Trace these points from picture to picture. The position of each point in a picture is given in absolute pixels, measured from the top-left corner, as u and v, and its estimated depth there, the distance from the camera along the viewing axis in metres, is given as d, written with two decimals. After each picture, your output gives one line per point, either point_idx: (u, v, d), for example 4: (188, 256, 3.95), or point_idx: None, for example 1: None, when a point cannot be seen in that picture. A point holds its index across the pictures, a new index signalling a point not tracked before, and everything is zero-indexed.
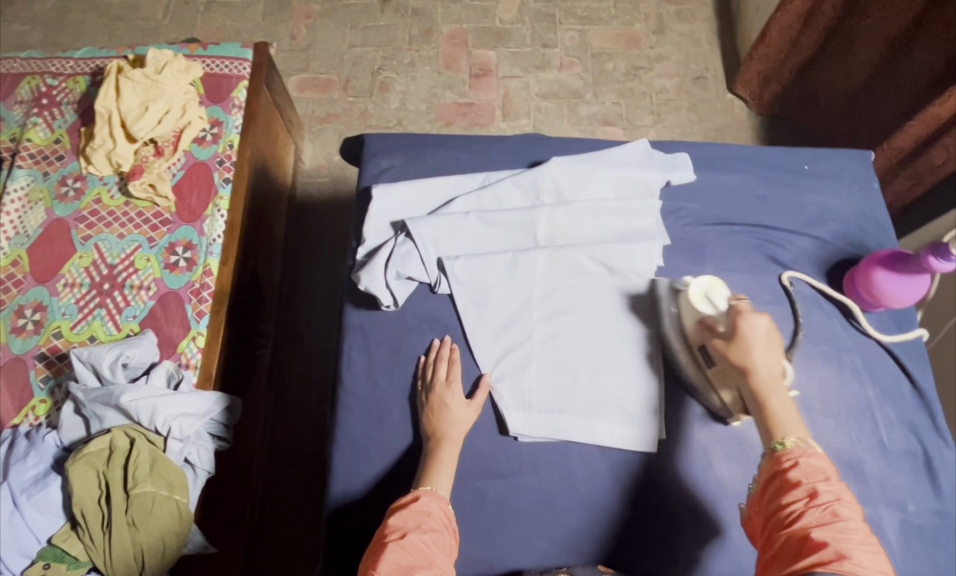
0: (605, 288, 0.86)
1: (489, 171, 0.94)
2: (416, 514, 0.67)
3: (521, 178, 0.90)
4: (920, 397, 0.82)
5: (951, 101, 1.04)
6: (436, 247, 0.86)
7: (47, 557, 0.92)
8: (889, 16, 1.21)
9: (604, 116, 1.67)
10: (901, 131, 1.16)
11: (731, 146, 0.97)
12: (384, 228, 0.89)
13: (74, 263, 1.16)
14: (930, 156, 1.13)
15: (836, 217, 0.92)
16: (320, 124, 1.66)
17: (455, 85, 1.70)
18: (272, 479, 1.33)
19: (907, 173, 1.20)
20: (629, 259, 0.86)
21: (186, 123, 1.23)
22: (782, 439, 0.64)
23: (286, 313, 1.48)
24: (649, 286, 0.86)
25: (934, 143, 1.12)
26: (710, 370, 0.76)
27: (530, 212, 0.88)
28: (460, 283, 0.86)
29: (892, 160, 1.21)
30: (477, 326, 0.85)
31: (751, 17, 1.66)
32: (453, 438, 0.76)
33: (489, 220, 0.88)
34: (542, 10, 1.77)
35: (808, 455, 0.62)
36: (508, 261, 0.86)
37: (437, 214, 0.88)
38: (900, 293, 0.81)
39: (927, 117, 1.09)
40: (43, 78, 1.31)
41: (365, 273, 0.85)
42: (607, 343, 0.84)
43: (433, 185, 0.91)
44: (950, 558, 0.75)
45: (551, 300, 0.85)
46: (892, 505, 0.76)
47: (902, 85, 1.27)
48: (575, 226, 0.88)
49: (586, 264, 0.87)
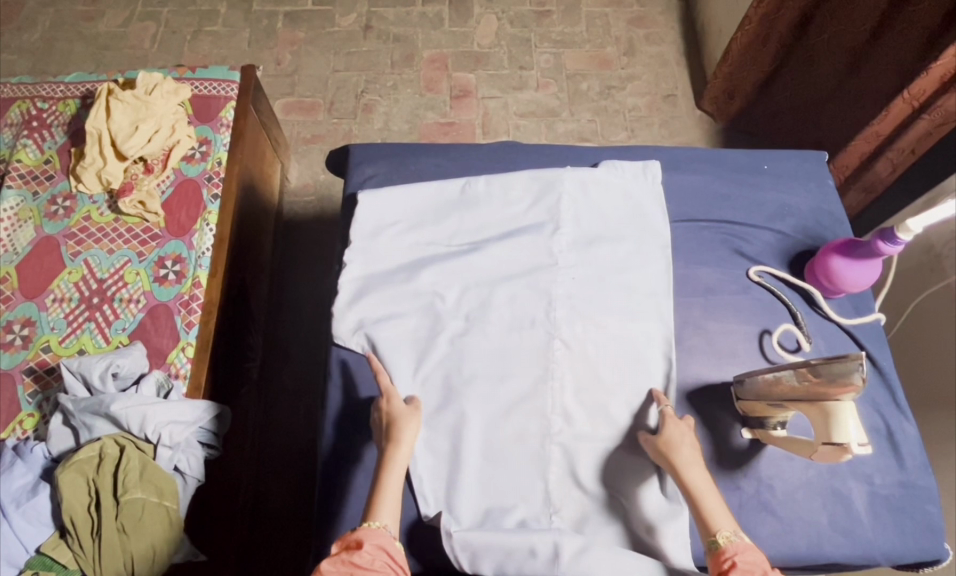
0: (588, 391, 0.88)
1: (488, 242, 0.95)
2: (359, 564, 0.65)
3: (533, 281, 0.92)
4: (881, 376, 0.90)
5: (887, 118, 1.17)
6: (432, 343, 0.89)
7: (36, 566, 0.93)
8: (844, 32, 1.28)
9: (580, 132, 1.74)
10: (847, 149, 1.28)
11: (695, 151, 1.06)
12: (371, 232, 0.96)
13: (64, 279, 1.17)
14: (878, 168, 1.25)
15: (795, 212, 1.01)
16: (305, 145, 1.71)
17: (436, 106, 1.76)
18: (262, 492, 1.34)
19: (857, 186, 1.32)
20: (636, 374, 0.88)
21: (175, 141, 1.26)
22: (716, 535, 0.68)
23: (274, 323, 1.50)
24: (619, 296, 0.92)
25: (878, 157, 1.24)
26: (781, 408, 0.78)
27: (527, 342, 0.89)
28: (439, 397, 0.87)
29: (842, 175, 1.33)
30: (443, 391, 0.87)
31: (714, 38, 1.75)
32: (404, 448, 0.78)
33: (485, 340, 0.89)
34: (518, 35, 1.86)
35: (741, 551, 0.65)
36: (501, 397, 0.87)
37: (438, 306, 0.91)
38: (857, 278, 0.89)
39: (869, 134, 1.22)
40: (34, 102, 1.34)
41: (338, 327, 0.91)
42: (600, 495, 0.84)
43: (434, 255, 0.95)
44: (914, 526, 0.83)
45: (520, 344, 0.89)
46: (860, 478, 0.85)
47: (861, 96, 1.30)
48: (584, 375, 0.88)
49: (591, 403, 0.87)
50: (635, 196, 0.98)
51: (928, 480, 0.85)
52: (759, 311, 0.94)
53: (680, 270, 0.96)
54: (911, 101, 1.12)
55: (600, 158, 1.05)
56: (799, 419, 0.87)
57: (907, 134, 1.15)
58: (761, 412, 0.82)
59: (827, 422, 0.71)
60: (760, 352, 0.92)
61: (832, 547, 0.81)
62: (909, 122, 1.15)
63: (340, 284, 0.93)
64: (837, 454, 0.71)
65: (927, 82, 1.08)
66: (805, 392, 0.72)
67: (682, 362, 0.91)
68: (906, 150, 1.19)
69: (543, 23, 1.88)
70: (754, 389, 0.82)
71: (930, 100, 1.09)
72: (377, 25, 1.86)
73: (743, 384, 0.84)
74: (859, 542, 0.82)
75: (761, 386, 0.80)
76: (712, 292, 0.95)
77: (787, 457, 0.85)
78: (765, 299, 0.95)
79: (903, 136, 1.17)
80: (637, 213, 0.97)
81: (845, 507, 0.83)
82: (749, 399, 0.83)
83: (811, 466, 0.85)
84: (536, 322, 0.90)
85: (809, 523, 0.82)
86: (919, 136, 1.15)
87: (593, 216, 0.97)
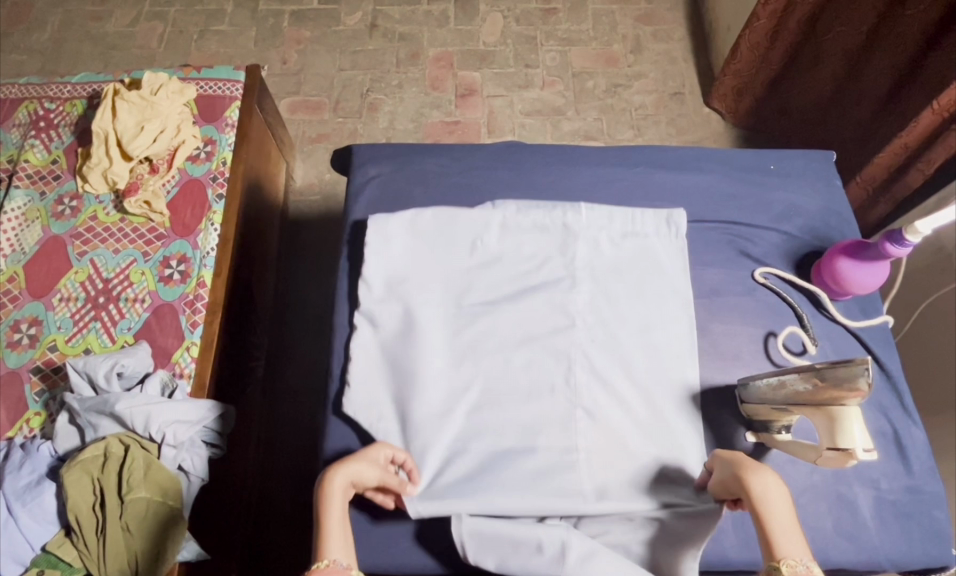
0: (600, 394, 0.87)
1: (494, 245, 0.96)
2: None
3: (551, 344, 0.89)
4: (888, 380, 0.89)
5: (915, 129, 1.13)
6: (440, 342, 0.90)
7: (41, 564, 0.93)
8: (847, 32, 1.28)
9: (585, 131, 1.73)
10: (872, 162, 1.24)
11: (701, 150, 1.05)
12: (380, 293, 0.93)
13: (70, 278, 1.18)
14: (907, 180, 1.20)
15: (802, 213, 1.00)
16: (311, 144, 1.71)
17: (441, 105, 1.76)
18: (267, 491, 1.35)
19: (885, 201, 1.26)
20: (657, 440, 0.85)
21: (180, 141, 1.27)
22: (779, 562, 0.62)
23: (279, 322, 1.50)
24: (632, 300, 0.92)
25: (907, 169, 1.19)
26: (786, 413, 0.78)
27: (546, 408, 0.87)
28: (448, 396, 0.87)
29: (867, 189, 1.29)
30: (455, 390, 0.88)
31: (722, 35, 1.73)
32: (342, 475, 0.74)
33: (503, 407, 0.87)
34: (524, 32, 1.85)
35: None
36: (521, 468, 0.84)
37: (453, 370, 0.89)
38: (864, 280, 0.88)
39: (895, 146, 1.18)
40: (41, 102, 1.35)
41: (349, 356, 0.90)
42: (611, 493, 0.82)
43: (449, 315, 0.92)
44: (921, 532, 0.82)
45: (531, 346, 0.89)
46: (866, 483, 0.83)
47: (863, 98, 1.32)
48: (605, 446, 0.85)
49: (610, 475, 0.84)
50: (655, 254, 0.94)
51: (936, 486, 0.84)
52: (764, 313, 0.93)
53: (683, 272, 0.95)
54: (940, 112, 1.08)
55: (605, 158, 1.04)
56: (804, 423, 0.86)
57: (939, 147, 1.10)
58: (767, 417, 0.82)
59: (832, 427, 0.70)
60: (766, 355, 0.91)
61: (837, 553, 0.80)
62: (938, 133, 1.10)
63: (352, 351, 0.90)
64: (842, 459, 0.70)
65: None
66: (809, 398, 0.71)
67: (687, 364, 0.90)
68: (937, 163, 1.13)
69: (548, 21, 1.87)
70: (757, 393, 0.81)
71: None
72: (382, 23, 1.86)
73: (747, 387, 0.83)
74: (864, 548, 0.81)
75: (765, 391, 0.79)
76: (717, 293, 0.95)
77: (792, 461, 0.84)
78: (770, 300, 0.94)
79: (933, 147, 1.12)
80: (657, 270, 0.93)
81: (850, 512, 0.82)
82: (753, 403, 0.82)
83: (816, 471, 0.84)
84: (556, 389, 0.87)
85: (814, 528, 0.81)
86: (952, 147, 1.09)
87: (603, 217, 0.96)
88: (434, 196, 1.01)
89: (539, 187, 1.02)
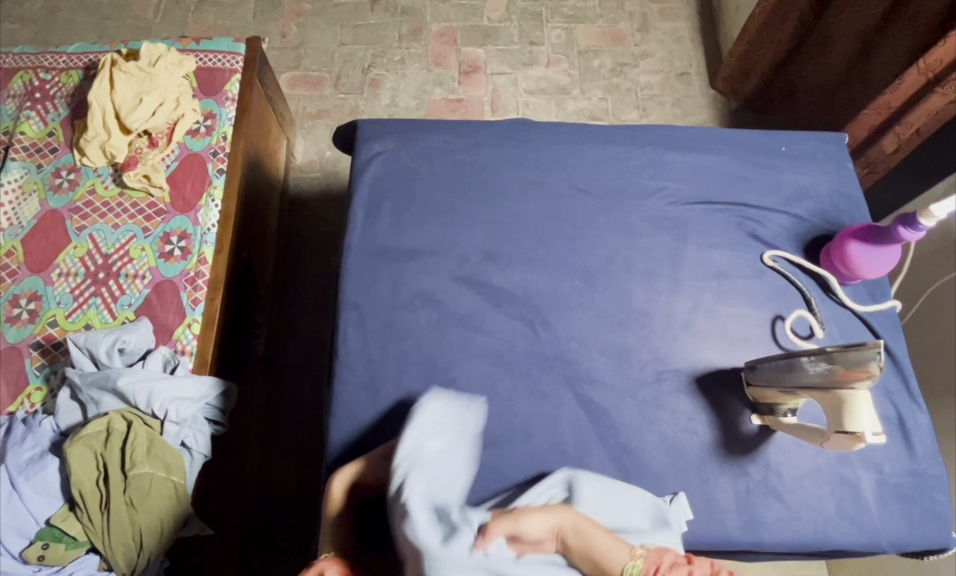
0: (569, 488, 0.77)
1: (502, 228, 0.96)
2: None
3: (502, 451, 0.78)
4: (894, 364, 0.89)
5: (900, 88, 1.14)
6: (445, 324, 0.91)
7: (46, 537, 0.93)
8: (858, 13, 1.24)
9: (590, 111, 1.71)
10: (858, 119, 1.26)
11: (713, 129, 1.04)
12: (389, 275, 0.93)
13: (69, 253, 1.16)
14: (883, 144, 1.24)
15: (812, 195, 0.99)
16: (311, 120, 1.68)
17: (444, 82, 1.72)
18: (268, 468, 1.35)
19: (861, 162, 1.31)
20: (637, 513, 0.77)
21: (180, 115, 1.24)
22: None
23: (280, 300, 1.50)
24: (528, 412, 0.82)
25: (885, 132, 1.22)
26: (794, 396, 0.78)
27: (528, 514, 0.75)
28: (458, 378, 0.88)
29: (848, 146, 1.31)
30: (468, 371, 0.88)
31: (731, 15, 1.70)
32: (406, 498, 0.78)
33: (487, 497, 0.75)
34: (529, 8, 1.81)
35: None
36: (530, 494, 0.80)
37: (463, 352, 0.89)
38: (873, 265, 0.88)
39: (880, 105, 1.20)
40: (36, 72, 1.31)
41: (352, 335, 0.89)
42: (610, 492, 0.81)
43: (458, 295, 0.92)
44: (922, 514, 0.83)
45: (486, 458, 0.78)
46: (869, 466, 0.84)
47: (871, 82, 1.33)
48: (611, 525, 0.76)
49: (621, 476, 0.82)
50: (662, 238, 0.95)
51: (938, 469, 0.85)
52: (772, 296, 0.93)
53: (692, 254, 0.95)
54: (926, 72, 1.09)
55: (614, 136, 1.02)
56: (810, 406, 0.86)
57: (917, 109, 1.13)
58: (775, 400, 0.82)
59: (841, 410, 0.71)
60: (772, 337, 0.91)
61: (838, 535, 0.81)
62: (920, 95, 1.12)
63: (358, 328, 0.90)
64: (850, 442, 0.72)
65: (945, 51, 1.04)
66: (822, 382, 0.71)
67: (693, 346, 0.90)
68: (912, 127, 1.17)
69: None
70: (765, 375, 0.81)
71: (943, 73, 1.06)
72: None
73: (755, 369, 0.83)
74: (866, 529, 0.82)
75: (773, 375, 0.79)
76: (725, 276, 0.94)
77: (797, 444, 0.85)
78: (778, 283, 0.94)
79: (912, 112, 1.14)
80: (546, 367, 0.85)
81: (853, 495, 0.83)
82: (760, 386, 0.82)
83: (820, 454, 0.84)
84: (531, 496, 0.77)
85: (816, 509, 0.82)
86: (929, 112, 1.12)
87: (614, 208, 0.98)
88: (441, 173, 0.99)
89: (547, 167, 1.00)
